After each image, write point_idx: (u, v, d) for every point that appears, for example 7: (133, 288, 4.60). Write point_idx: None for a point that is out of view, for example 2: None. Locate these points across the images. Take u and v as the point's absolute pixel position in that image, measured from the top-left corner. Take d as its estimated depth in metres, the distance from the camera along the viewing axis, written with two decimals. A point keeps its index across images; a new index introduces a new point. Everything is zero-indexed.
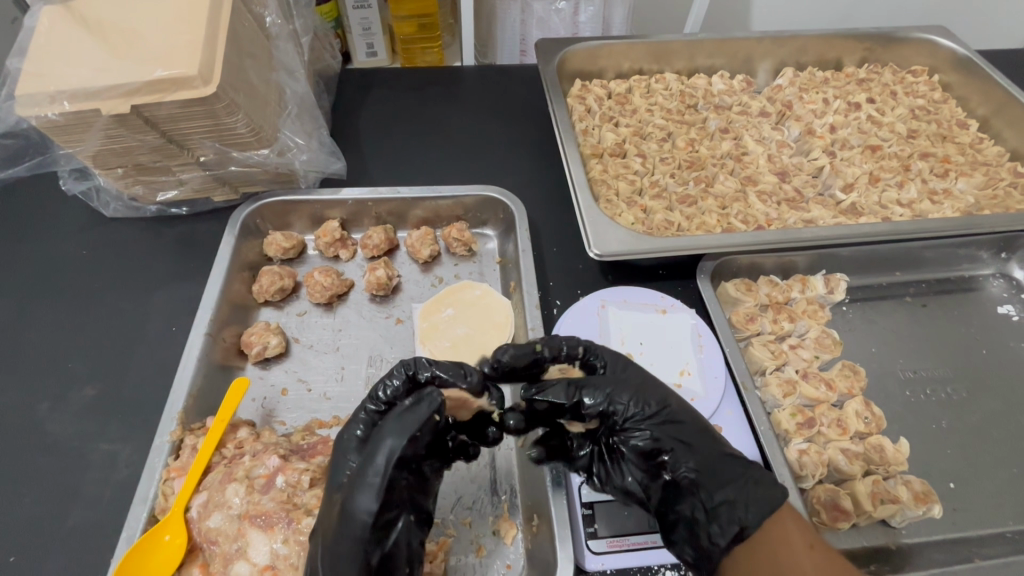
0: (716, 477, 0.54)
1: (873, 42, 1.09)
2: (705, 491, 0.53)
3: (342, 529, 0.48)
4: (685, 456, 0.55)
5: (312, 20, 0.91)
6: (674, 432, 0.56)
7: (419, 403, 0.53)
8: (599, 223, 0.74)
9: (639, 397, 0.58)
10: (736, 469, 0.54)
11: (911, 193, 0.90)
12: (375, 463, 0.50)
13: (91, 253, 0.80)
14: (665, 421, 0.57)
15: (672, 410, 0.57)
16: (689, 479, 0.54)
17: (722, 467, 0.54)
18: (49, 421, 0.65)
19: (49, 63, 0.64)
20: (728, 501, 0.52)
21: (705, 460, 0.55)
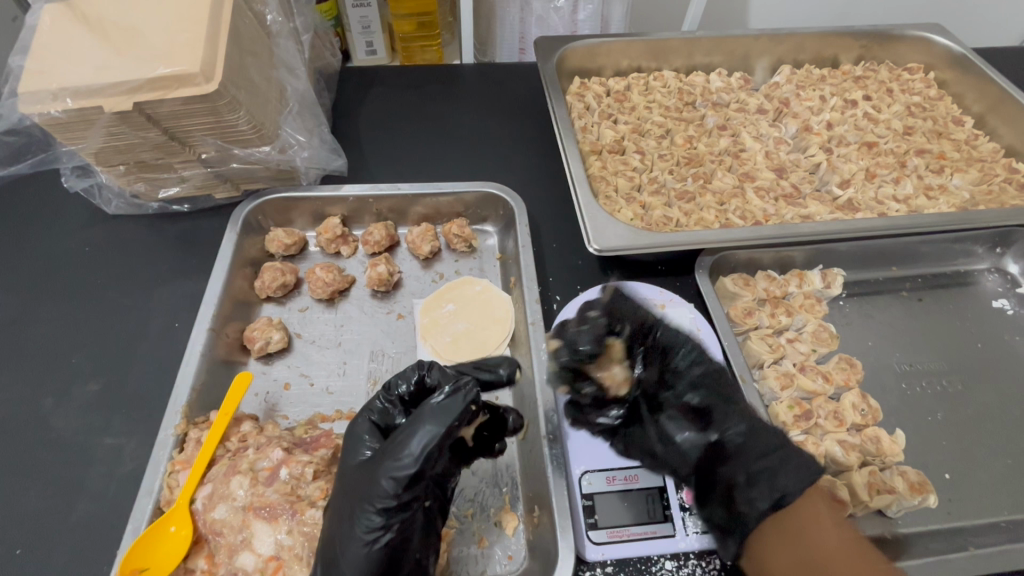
0: (755, 438, 0.58)
1: (870, 40, 1.10)
2: (747, 452, 0.58)
3: (369, 501, 0.49)
4: (728, 414, 0.61)
5: (312, 18, 0.91)
6: (718, 396, 0.62)
7: (455, 392, 0.53)
8: (599, 219, 0.75)
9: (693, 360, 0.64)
10: (775, 438, 0.58)
11: (906, 189, 0.92)
12: (409, 446, 0.50)
13: (93, 250, 0.80)
14: (712, 385, 0.63)
15: (721, 376, 0.64)
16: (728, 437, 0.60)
17: (760, 432, 0.59)
18: (54, 416, 0.66)
19: (52, 61, 0.64)
20: (768, 466, 0.56)
21: (747, 424, 0.60)
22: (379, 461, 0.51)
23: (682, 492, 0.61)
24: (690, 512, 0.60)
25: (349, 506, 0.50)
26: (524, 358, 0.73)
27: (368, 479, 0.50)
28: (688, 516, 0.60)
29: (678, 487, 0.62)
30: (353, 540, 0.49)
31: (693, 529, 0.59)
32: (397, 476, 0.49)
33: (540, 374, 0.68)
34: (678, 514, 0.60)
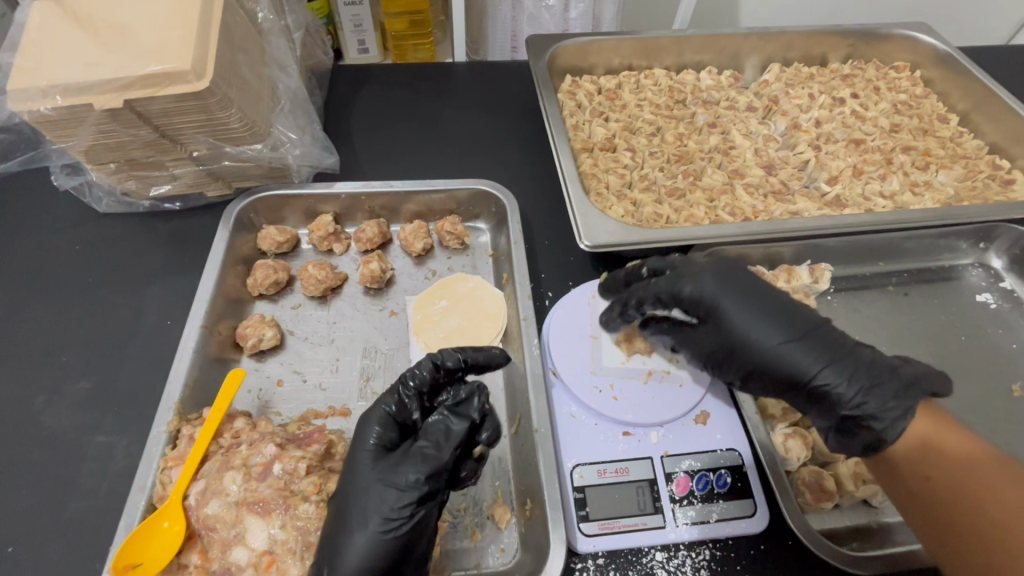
0: (844, 372, 0.59)
1: (858, 39, 1.11)
2: (849, 384, 0.58)
3: (399, 491, 0.51)
4: (812, 351, 0.60)
5: (302, 16, 0.91)
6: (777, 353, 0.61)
7: (473, 394, 0.58)
8: (590, 215, 0.75)
9: (755, 302, 0.63)
10: (866, 358, 0.59)
11: (893, 185, 0.93)
12: (441, 442, 0.54)
13: (83, 249, 0.80)
14: (784, 317, 0.62)
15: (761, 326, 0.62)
16: (824, 375, 0.59)
17: (848, 360, 0.59)
18: (45, 414, 0.66)
19: (41, 58, 0.64)
20: (871, 396, 0.57)
21: (835, 348, 0.60)
22: (410, 454, 0.53)
23: (673, 484, 0.62)
24: (680, 503, 0.61)
25: (373, 498, 0.51)
26: (516, 353, 0.74)
27: (398, 467, 0.53)
28: (678, 507, 0.60)
29: (668, 479, 0.62)
30: (381, 529, 0.50)
31: (683, 520, 0.60)
32: (429, 464, 0.53)
33: (532, 369, 0.68)
34: (668, 506, 0.61)
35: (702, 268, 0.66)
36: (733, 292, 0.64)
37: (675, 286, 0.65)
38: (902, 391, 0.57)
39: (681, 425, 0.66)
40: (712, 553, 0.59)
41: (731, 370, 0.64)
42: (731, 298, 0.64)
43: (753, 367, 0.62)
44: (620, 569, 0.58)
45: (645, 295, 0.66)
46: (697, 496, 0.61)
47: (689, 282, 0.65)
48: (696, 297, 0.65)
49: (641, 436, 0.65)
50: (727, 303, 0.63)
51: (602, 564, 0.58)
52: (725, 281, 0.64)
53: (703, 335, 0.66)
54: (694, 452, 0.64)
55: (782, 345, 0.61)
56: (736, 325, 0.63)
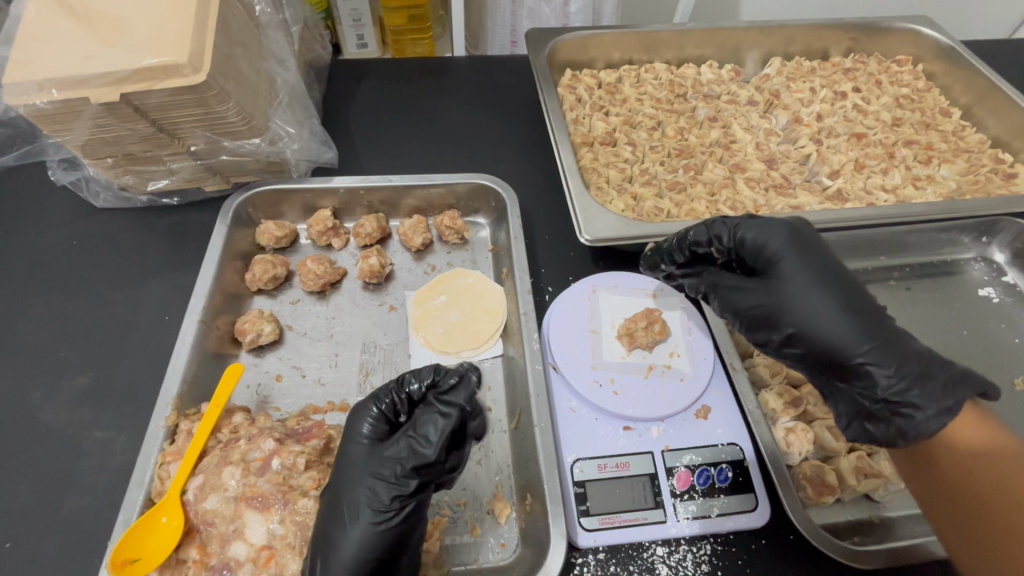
0: (893, 357, 0.55)
1: (860, 32, 1.10)
2: (897, 368, 0.55)
3: (387, 486, 0.51)
4: (867, 329, 0.56)
5: (300, 10, 0.91)
6: (826, 320, 0.57)
7: (461, 383, 0.55)
8: (590, 210, 0.75)
9: (819, 268, 0.59)
10: (920, 351, 0.56)
11: (895, 179, 0.92)
12: (426, 437, 0.52)
13: (80, 244, 0.79)
14: (844, 291, 0.58)
15: (818, 291, 0.58)
16: (870, 354, 0.55)
17: (901, 349, 0.56)
18: (43, 409, 0.65)
19: (37, 51, 0.63)
20: (915, 385, 0.54)
21: (887, 333, 0.56)
22: (398, 449, 0.53)
23: (673, 479, 0.62)
24: (681, 498, 0.60)
25: (362, 493, 0.51)
26: (516, 348, 0.74)
27: (386, 462, 0.52)
28: (679, 502, 0.60)
29: (669, 473, 0.62)
30: (371, 522, 0.50)
31: (684, 515, 0.60)
32: (417, 456, 0.52)
33: (532, 363, 0.67)
34: (668, 500, 0.60)
35: (778, 222, 0.62)
36: (800, 251, 0.60)
37: (741, 229, 0.63)
38: (949, 390, 0.54)
39: (681, 419, 0.66)
40: (713, 548, 0.59)
41: (770, 327, 0.60)
42: (796, 256, 0.60)
43: (797, 331, 0.58)
44: (621, 564, 0.58)
45: (701, 235, 0.65)
46: (698, 491, 0.61)
47: (757, 230, 0.62)
48: (759, 247, 0.61)
49: (642, 430, 0.65)
50: (789, 262, 0.60)
51: (602, 559, 0.58)
52: (798, 240, 0.60)
53: (750, 288, 0.62)
54: (695, 447, 0.64)
55: (834, 314, 0.57)
56: (790, 284, 0.59)
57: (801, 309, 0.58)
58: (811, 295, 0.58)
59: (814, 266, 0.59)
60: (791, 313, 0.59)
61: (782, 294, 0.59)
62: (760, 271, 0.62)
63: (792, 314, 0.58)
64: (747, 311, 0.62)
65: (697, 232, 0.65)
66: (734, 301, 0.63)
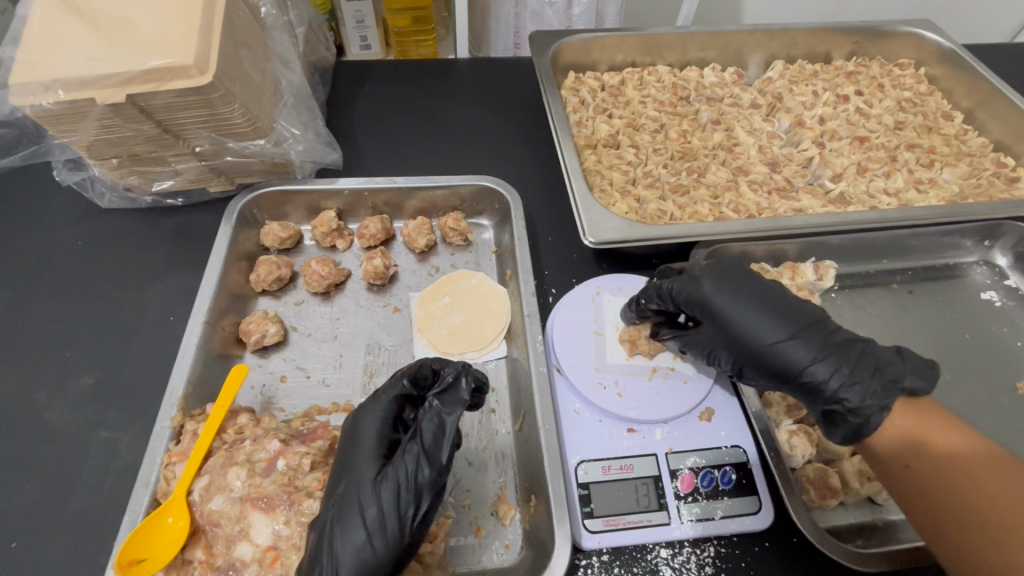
0: (834, 364, 0.59)
1: (862, 35, 1.10)
2: (838, 378, 0.59)
3: (403, 495, 0.51)
4: (808, 346, 0.60)
5: (305, 11, 0.91)
6: (772, 344, 0.61)
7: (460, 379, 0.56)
8: (594, 212, 0.75)
9: (750, 301, 0.63)
10: (858, 350, 0.59)
11: (897, 183, 0.93)
12: (438, 442, 0.53)
13: (85, 244, 0.79)
14: (778, 315, 0.62)
15: (754, 320, 0.62)
16: (813, 367, 0.60)
17: (841, 356, 0.59)
18: (48, 409, 0.66)
19: (43, 52, 0.63)
20: (856, 387, 0.58)
21: (825, 341, 0.60)
22: (409, 458, 0.52)
23: (677, 481, 0.62)
24: (685, 500, 0.61)
25: (374, 504, 0.51)
26: (519, 350, 0.74)
27: (400, 473, 0.52)
28: (683, 504, 0.60)
29: (673, 476, 0.62)
30: (396, 532, 0.50)
31: (687, 517, 0.60)
32: (434, 460, 0.52)
33: (536, 365, 0.68)
34: (672, 502, 0.60)
35: (700, 271, 0.66)
36: (729, 290, 0.64)
37: (671, 287, 0.66)
38: (882, 389, 0.57)
39: (685, 421, 0.66)
40: (716, 550, 0.59)
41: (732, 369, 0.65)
42: (727, 296, 0.64)
43: (753, 362, 0.62)
44: (624, 566, 0.58)
45: (648, 296, 0.68)
46: (702, 493, 0.61)
47: (686, 287, 0.65)
48: (690, 299, 0.65)
49: (646, 433, 0.65)
50: (724, 303, 0.63)
51: (606, 561, 0.58)
52: (724, 283, 0.64)
53: (703, 334, 0.65)
54: (698, 449, 0.64)
55: (774, 339, 0.61)
56: (730, 328, 0.63)
57: (748, 341, 0.62)
58: (751, 325, 0.62)
59: (746, 299, 0.63)
60: (742, 347, 0.62)
61: (729, 333, 0.63)
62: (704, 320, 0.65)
63: (744, 347, 0.62)
64: (704, 355, 0.66)
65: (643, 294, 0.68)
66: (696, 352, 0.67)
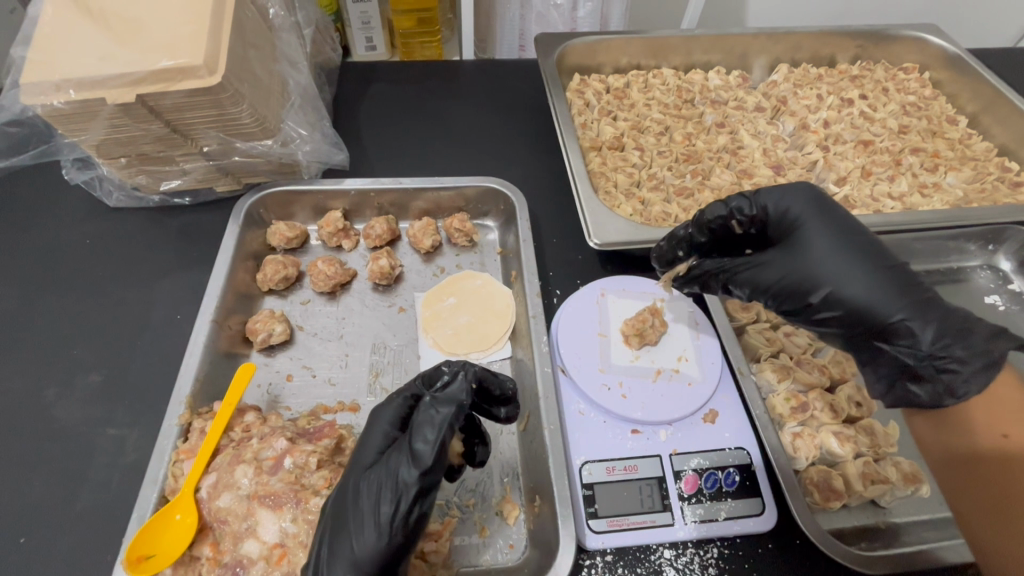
0: (930, 314, 0.52)
1: (867, 39, 1.11)
2: (933, 329, 0.52)
3: (385, 495, 0.50)
4: (903, 289, 0.53)
5: (312, 13, 0.92)
6: (864, 275, 0.54)
7: (458, 376, 0.56)
8: (599, 213, 0.75)
9: (847, 230, 0.56)
10: (956, 310, 0.53)
11: (902, 187, 0.93)
12: (422, 442, 0.51)
13: (93, 243, 0.80)
14: (874, 253, 0.55)
15: (851, 245, 0.55)
16: (907, 310, 0.52)
17: (938, 309, 0.52)
18: (57, 405, 0.66)
19: (54, 52, 0.64)
20: (957, 339, 0.52)
21: (920, 292, 0.53)
22: (395, 458, 0.51)
23: (681, 482, 0.62)
24: (689, 501, 0.61)
25: (361, 504, 0.50)
26: (524, 350, 0.74)
27: (384, 473, 0.51)
28: (686, 505, 0.61)
29: (677, 477, 0.62)
30: (374, 532, 0.49)
31: (691, 518, 0.60)
32: (416, 460, 0.51)
33: (540, 366, 0.68)
34: (676, 504, 0.61)
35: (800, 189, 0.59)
36: (827, 215, 0.57)
37: (764, 197, 0.60)
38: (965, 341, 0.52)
39: (689, 423, 0.66)
40: (720, 551, 0.59)
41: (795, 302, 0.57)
42: (822, 220, 0.57)
43: (836, 292, 0.54)
44: (628, 566, 0.58)
45: (719, 211, 0.62)
46: (706, 494, 0.61)
47: (777, 200, 0.59)
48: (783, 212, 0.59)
49: (650, 434, 0.65)
50: (818, 224, 0.57)
51: (610, 561, 0.58)
52: (825, 206, 0.58)
53: (776, 256, 0.58)
54: (702, 451, 0.64)
55: (869, 272, 0.54)
56: (814, 249, 0.56)
57: (837, 267, 0.54)
58: (843, 250, 0.55)
59: (842, 225, 0.57)
60: (827, 271, 0.55)
61: (817, 254, 0.55)
62: (780, 243, 0.59)
63: (828, 272, 0.55)
64: (770, 280, 0.58)
65: (710, 210, 0.62)
66: (757, 277, 0.59)
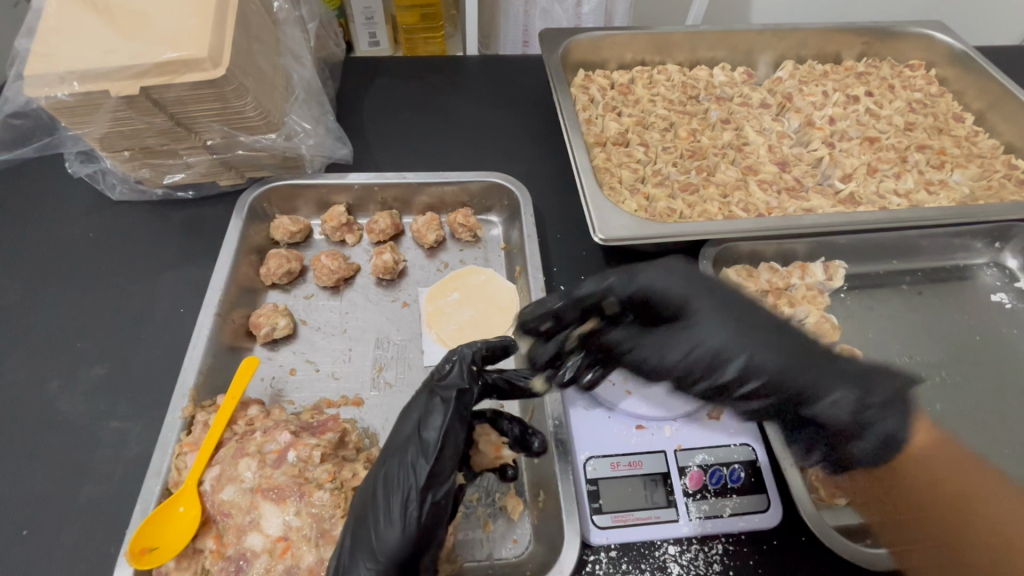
0: (844, 373, 0.62)
1: (872, 36, 1.10)
2: (855, 390, 0.61)
3: (399, 484, 0.51)
4: (798, 354, 0.62)
5: (317, 7, 0.92)
6: (767, 354, 0.61)
7: (455, 365, 0.58)
8: (604, 209, 0.75)
9: (726, 306, 0.63)
10: (854, 363, 0.63)
11: (907, 184, 0.93)
12: (429, 428, 0.53)
13: (97, 236, 0.80)
14: (756, 321, 0.63)
15: (743, 323, 0.62)
16: (813, 377, 0.61)
17: (838, 369, 0.62)
18: (60, 398, 0.66)
19: (57, 44, 0.64)
20: (885, 407, 0.61)
21: (810, 352, 0.62)
22: (404, 446, 0.53)
23: (686, 478, 0.62)
24: (694, 497, 0.60)
25: (376, 497, 0.51)
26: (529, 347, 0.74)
27: (395, 462, 0.52)
28: (691, 501, 0.60)
29: (681, 472, 0.62)
30: (387, 524, 0.49)
31: (696, 514, 0.60)
32: (426, 446, 0.52)
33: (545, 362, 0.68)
34: (681, 500, 0.60)
35: (675, 267, 0.64)
36: (701, 292, 0.63)
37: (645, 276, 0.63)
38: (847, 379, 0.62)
39: (693, 419, 0.66)
40: (724, 547, 0.59)
41: (703, 369, 0.62)
42: (701, 297, 0.63)
43: (749, 374, 0.61)
44: (633, 562, 0.58)
45: (594, 290, 0.63)
46: (711, 490, 0.61)
47: (650, 282, 0.63)
48: (665, 293, 0.63)
49: (655, 429, 0.65)
50: (701, 302, 0.63)
51: (614, 557, 0.58)
52: (697, 282, 0.64)
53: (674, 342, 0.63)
54: (707, 447, 0.64)
55: (766, 347, 0.62)
56: (707, 332, 0.62)
57: (738, 351, 0.61)
58: (731, 331, 0.62)
59: (720, 301, 0.63)
60: (731, 356, 0.61)
61: (714, 341, 0.61)
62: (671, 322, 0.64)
63: (729, 359, 0.61)
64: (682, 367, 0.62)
65: (585, 288, 0.63)
66: (653, 361, 0.63)
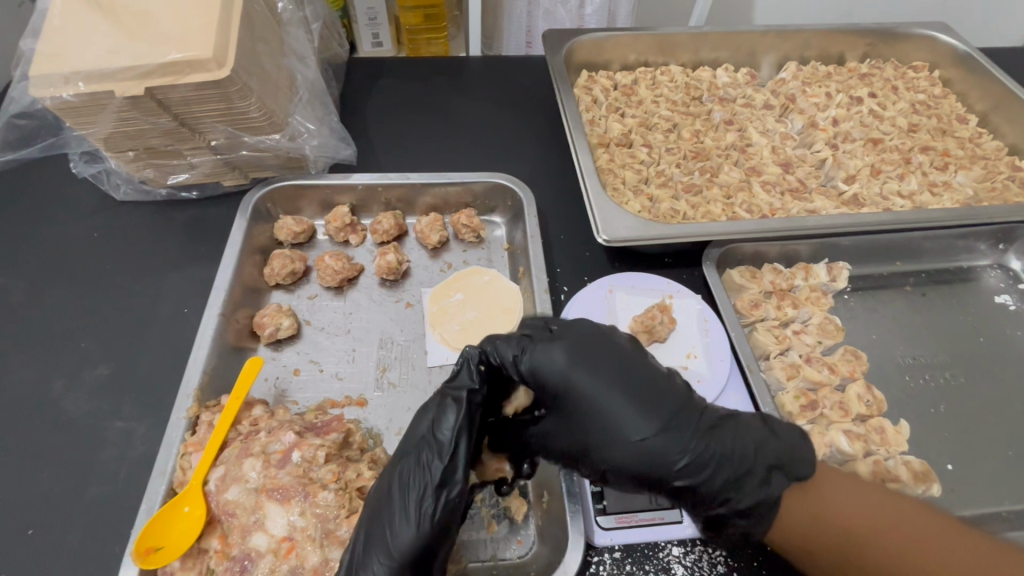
0: (679, 463, 0.52)
1: (876, 37, 1.10)
2: (703, 477, 0.52)
3: (413, 485, 0.51)
4: (671, 442, 0.52)
5: (321, 8, 0.92)
6: (665, 446, 0.52)
7: (461, 367, 0.56)
8: (608, 210, 0.75)
9: (615, 384, 0.54)
10: (730, 439, 0.52)
11: (911, 185, 0.93)
12: (441, 429, 0.53)
13: (100, 236, 0.80)
14: (645, 403, 0.53)
15: (632, 405, 0.53)
16: (681, 471, 0.52)
17: (704, 454, 0.52)
18: (64, 399, 0.66)
19: (63, 44, 0.64)
20: (732, 488, 0.52)
21: (706, 438, 0.52)
22: (417, 449, 0.52)
23: None
24: None
25: (391, 499, 0.51)
26: None
27: (409, 464, 0.52)
28: None
29: None
30: (402, 522, 0.49)
31: None
32: (439, 447, 0.52)
33: None
34: None
35: (560, 339, 0.56)
36: (582, 370, 0.55)
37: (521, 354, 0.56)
38: (769, 478, 0.51)
39: None
40: (728, 549, 0.59)
41: (580, 460, 0.56)
42: (581, 377, 0.54)
43: (609, 466, 0.54)
44: (637, 563, 0.58)
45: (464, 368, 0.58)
46: None
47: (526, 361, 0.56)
48: (540, 374, 0.56)
49: None
50: (579, 386, 0.54)
51: (618, 558, 0.58)
52: (579, 358, 0.55)
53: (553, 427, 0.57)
54: None
55: (632, 437, 0.53)
56: (575, 418, 0.55)
57: (592, 439, 0.54)
58: (583, 416, 0.54)
59: (605, 384, 0.54)
60: (593, 447, 0.54)
61: (589, 431, 0.54)
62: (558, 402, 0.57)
63: (603, 450, 0.54)
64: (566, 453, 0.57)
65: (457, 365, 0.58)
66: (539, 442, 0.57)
